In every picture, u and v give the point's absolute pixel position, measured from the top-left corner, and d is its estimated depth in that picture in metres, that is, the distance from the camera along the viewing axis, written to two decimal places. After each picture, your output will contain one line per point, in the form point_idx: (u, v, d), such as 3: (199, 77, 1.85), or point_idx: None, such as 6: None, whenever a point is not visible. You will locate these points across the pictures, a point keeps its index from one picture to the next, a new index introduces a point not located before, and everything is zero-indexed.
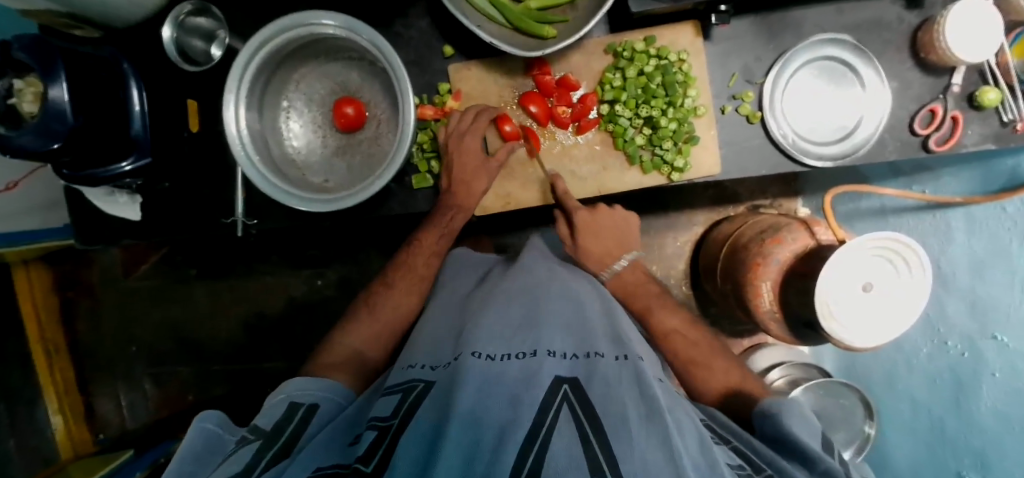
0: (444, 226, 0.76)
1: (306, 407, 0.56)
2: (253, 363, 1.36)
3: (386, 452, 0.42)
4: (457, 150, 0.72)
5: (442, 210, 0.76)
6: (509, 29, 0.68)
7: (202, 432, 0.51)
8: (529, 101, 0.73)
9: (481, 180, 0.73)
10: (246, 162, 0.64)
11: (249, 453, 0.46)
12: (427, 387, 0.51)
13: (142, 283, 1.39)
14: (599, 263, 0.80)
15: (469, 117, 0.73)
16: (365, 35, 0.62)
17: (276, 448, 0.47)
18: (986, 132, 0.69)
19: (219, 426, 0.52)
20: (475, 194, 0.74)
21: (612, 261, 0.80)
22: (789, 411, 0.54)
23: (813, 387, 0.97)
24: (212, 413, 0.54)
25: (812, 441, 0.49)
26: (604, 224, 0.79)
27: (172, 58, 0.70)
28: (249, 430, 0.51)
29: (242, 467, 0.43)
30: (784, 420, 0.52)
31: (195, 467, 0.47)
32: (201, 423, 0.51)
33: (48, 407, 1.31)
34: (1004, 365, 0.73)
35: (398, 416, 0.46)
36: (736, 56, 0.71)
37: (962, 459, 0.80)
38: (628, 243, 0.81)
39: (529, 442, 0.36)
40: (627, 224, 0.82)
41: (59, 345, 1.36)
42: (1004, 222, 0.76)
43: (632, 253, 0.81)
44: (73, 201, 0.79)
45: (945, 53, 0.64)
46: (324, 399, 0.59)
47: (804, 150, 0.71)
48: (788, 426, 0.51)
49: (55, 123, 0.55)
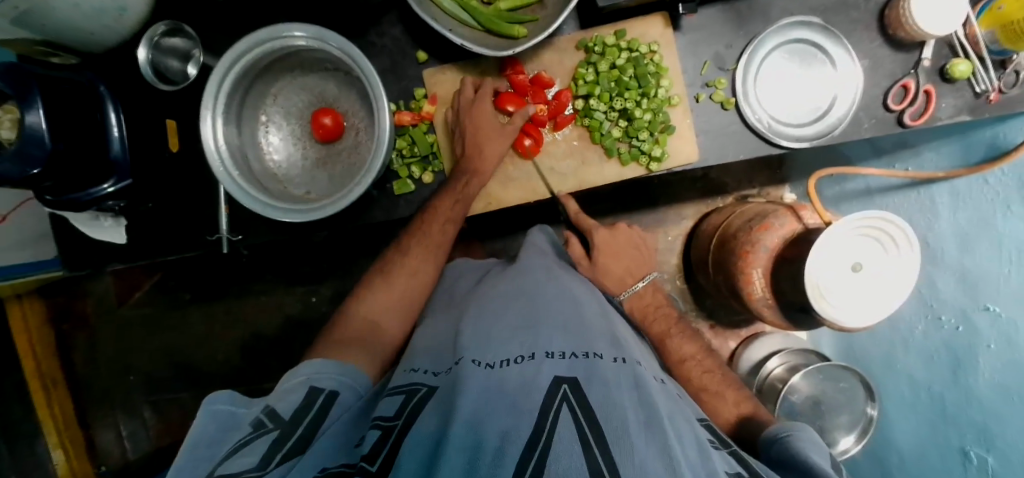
0: (459, 193, 0.73)
1: (325, 394, 0.56)
2: (251, 384, 1.35)
3: (389, 454, 0.42)
4: (468, 119, 0.73)
5: (456, 176, 0.74)
6: (481, 31, 0.68)
7: (215, 413, 0.51)
8: (506, 102, 0.73)
9: (495, 143, 0.73)
10: (225, 177, 0.64)
11: (265, 445, 0.47)
12: (430, 391, 0.50)
13: (137, 311, 1.39)
14: (620, 284, 0.83)
15: (469, 90, 0.74)
16: (335, 43, 0.63)
17: (292, 441, 0.48)
18: (960, 104, 0.70)
19: (230, 405, 0.52)
20: (489, 157, 0.73)
21: (630, 283, 0.83)
22: (799, 435, 0.55)
23: (811, 370, 0.99)
24: (224, 391, 0.54)
25: (822, 460, 0.51)
26: (624, 247, 0.85)
27: (148, 79, 0.71)
28: (265, 415, 0.51)
29: (258, 460, 0.45)
30: (793, 444, 0.53)
31: (208, 450, 0.48)
32: (213, 403, 0.51)
33: (48, 442, 1.30)
34: (999, 337, 0.70)
35: (401, 417, 0.47)
36: (707, 45, 0.72)
37: (966, 435, 0.77)
38: (647, 264, 0.86)
39: (529, 449, 0.35)
40: (644, 249, 0.88)
41: (57, 378, 1.34)
42: (987, 194, 0.73)
43: (653, 274, 0.85)
44: (59, 229, 0.80)
45: (913, 28, 0.65)
46: (343, 385, 0.58)
47: (780, 133, 0.72)
48: (799, 449, 0.52)
49: (32, 148, 0.55)
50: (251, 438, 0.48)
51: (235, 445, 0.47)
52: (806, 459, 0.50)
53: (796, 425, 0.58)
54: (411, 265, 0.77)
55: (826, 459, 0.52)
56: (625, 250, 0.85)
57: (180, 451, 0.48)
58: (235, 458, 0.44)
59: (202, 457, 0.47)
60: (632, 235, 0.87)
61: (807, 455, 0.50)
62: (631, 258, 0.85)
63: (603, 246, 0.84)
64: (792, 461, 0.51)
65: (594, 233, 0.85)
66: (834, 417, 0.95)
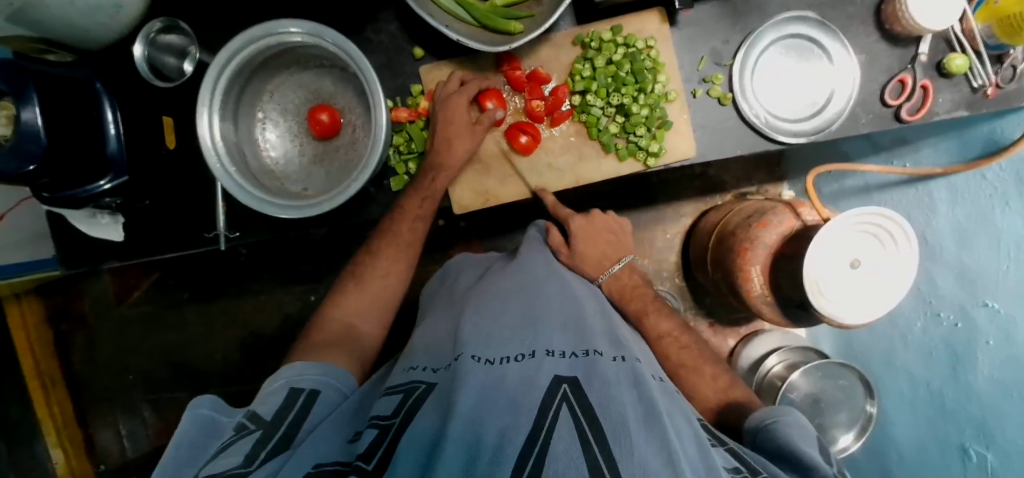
0: (426, 189, 0.73)
1: (306, 393, 0.56)
2: (251, 383, 1.35)
3: (386, 452, 0.42)
4: (442, 112, 0.71)
5: (423, 172, 0.74)
6: (477, 27, 0.69)
7: (196, 418, 0.51)
8: (486, 97, 0.74)
9: (463, 140, 0.72)
10: (222, 174, 0.64)
11: (248, 445, 0.47)
12: (428, 388, 0.50)
13: (135, 310, 1.38)
14: (598, 266, 0.83)
15: (454, 83, 0.73)
16: (331, 39, 0.63)
17: (275, 440, 0.48)
18: (957, 99, 0.70)
19: (212, 409, 0.53)
20: (456, 154, 0.72)
21: (609, 264, 0.83)
22: (787, 421, 0.55)
23: (810, 369, 0.98)
24: (208, 397, 0.55)
25: (811, 450, 0.50)
26: (601, 230, 0.85)
27: (144, 75, 0.72)
28: (246, 416, 0.51)
29: (242, 458, 0.44)
30: (780, 432, 0.53)
31: (192, 453, 0.48)
32: (196, 408, 0.52)
33: (47, 441, 1.30)
34: (997, 332, 0.69)
35: (398, 416, 0.46)
36: (704, 40, 0.72)
37: (966, 431, 0.77)
38: (624, 247, 0.86)
39: (528, 447, 0.35)
40: (622, 234, 0.87)
41: (55, 377, 1.35)
42: (985, 190, 0.72)
43: (630, 256, 0.85)
44: (56, 227, 0.80)
45: (909, 22, 0.65)
46: (325, 384, 0.58)
47: (777, 128, 0.72)
48: (787, 439, 0.51)
49: (29, 145, 0.56)
50: (234, 439, 0.48)
51: (218, 447, 0.48)
52: (797, 451, 0.49)
53: (784, 411, 0.57)
54: (384, 266, 0.76)
55: (814, 448, 0.51)
56: (602, 234, 0.85)
57: (165, 450, 0.48)
58: (218, 458, 0.44)
59: (186, 459, 0.47)
60: (609, 221, 0.87)
61: (797, 446, 0.50)
62: (607, 240, 0.85)
63: (580, 230, 0.83)
64: (781, 451, 0.51)
65: (570, 221, 0.83)
66: (834, 414, 0.95)
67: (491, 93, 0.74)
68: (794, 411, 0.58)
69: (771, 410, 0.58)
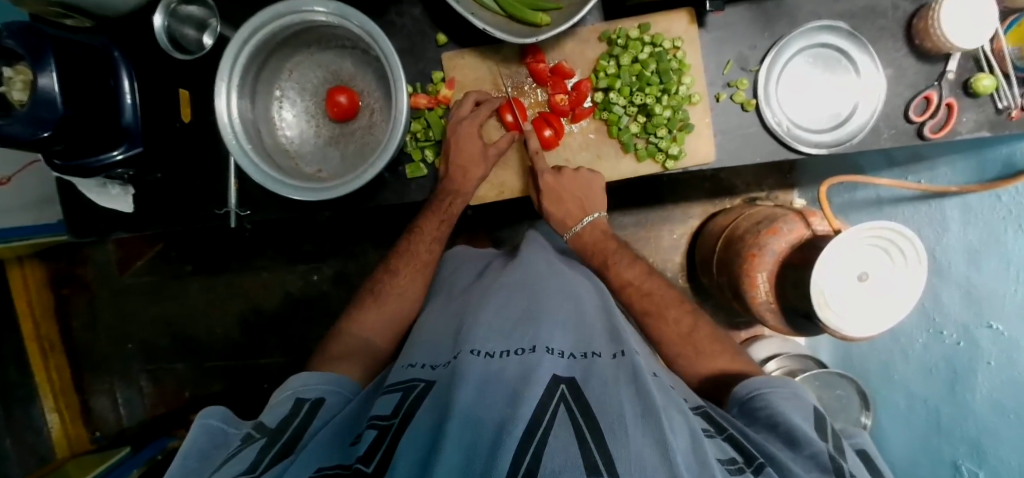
0: (443, 213, 0.77)
1: (311, 403, 0.57)
2: (249, 359, 1.36)
3: (386, 452, 0.41)
4: (453, 138, 0.73)
5: (439, 197, 0.76)
6: (503, 17, 0.68)
7: (205, 427, 0.52)
8: (504, 110, 0.75)
9: (478, 167, 0.74)
10: (238, 150, 0.64)
11: (253, 453, 0.47)
12: (427, 386, 0.50)
13: (135, 280, 1.38)
14: (563, 225, 0.81)
15: (468, 105, 0.74)
16: (356, 22, 0.62)
17: (279, 446, 0.48)
18: (981, 119, 0.69)
19: (222, 420, 0.54)
20: (471, 181, 0.74)
21: (574, 223, 0.80)
22: (782, 393, 0.55)
23: (808, 379, 0.97)
24: (217, 408, 0.55)
25: (802, 423, 0.50)
26: (568, 188, 0.75)
27: (163, 46, 0.70)
28: (253, 427, 0.52)
29: (245, 467, 0.45)
30: (772, 404, 0.53)
31: (200, 462, 0.48)
32: (206, 418, 0.53)
33: (44, 405, 1.32)
34: (1001, 354, 0.69)
35: (398, 416, 0.46)
36: (731, 44, 0.71)
37: (958, 447, 0.79)
38: (593, 204, 0.78)
39: (526, 440, 0.36)
40: (592, 190, 0.76)
41: (54, 342, 1.35)
42: (999, 212, 0.71)
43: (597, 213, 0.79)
44: (65, 193, 0.79)
45: (941, 40, 0.64)
46: (328, 392, 0.60)
47: (798, 138, 0.71)
48: (778, 411, 0.52)
49: (44, 111, 0.55)
50: (239, 448, 0.49)
51: (224, 458, 0.48)
52: (789, 424, 0.49)
53: (783, 382, 0.57)
54: (396, 283, 0.80)
55: (802, 417, 0.52)
56: (567, 191, 0.75)
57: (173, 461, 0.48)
58: (225, 467, 0.45)
59: (190, 469, 0.48)
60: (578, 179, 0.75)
61: (788, 418, 0.50)
62: (574, 197, 0.76)
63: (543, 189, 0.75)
64: (769, 421, 0.51)
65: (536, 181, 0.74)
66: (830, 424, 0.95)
67: (506, 106, 0.76)
68: (793, 382, 0.58)
69: (755, 381, 0.58)
